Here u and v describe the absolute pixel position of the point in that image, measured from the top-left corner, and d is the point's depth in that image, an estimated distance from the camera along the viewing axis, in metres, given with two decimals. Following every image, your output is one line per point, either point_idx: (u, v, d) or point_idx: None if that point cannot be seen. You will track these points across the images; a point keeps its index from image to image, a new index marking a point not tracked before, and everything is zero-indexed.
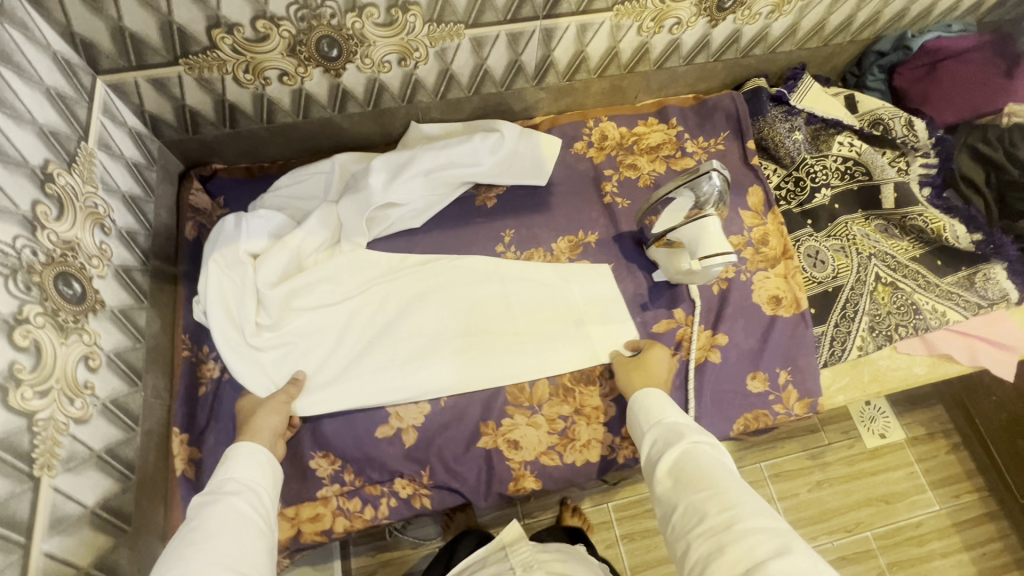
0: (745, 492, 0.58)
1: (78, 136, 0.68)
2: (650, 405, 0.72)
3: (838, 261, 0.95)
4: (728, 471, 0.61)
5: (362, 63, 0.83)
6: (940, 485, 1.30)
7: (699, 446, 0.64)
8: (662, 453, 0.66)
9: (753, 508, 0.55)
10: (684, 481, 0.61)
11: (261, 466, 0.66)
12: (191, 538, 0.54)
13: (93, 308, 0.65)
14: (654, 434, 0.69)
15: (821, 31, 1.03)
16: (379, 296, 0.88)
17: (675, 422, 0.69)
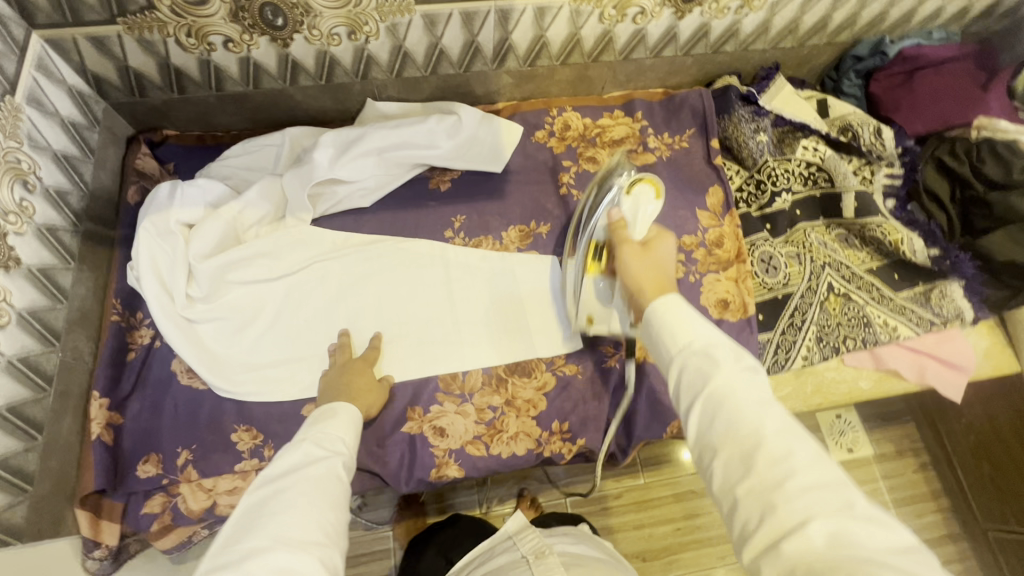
0: (794, 431, 0.46)
1: (2, 89, 0.66)
2: (673, 321, 0.53)
3: (791, 268, 0.92)
4: (773, 404, 0.47)
5: (310, 34, 0.81)
6: (902, 503, 1.28)
7: (738, 375, 0.48)
8: (690, 391, 0.50)
9: (807, 457, 0.44)
10: (720, 426, 0.47)
11: (349, 426, 0.64)
12: (306, 492, 0.52)
13: (5, 264, 0.64)
14: (680, 365, 0.51)
15: (796, 31, 1.00)
16: (318, 275, 0.88)
17: (704, 347, 0.51)
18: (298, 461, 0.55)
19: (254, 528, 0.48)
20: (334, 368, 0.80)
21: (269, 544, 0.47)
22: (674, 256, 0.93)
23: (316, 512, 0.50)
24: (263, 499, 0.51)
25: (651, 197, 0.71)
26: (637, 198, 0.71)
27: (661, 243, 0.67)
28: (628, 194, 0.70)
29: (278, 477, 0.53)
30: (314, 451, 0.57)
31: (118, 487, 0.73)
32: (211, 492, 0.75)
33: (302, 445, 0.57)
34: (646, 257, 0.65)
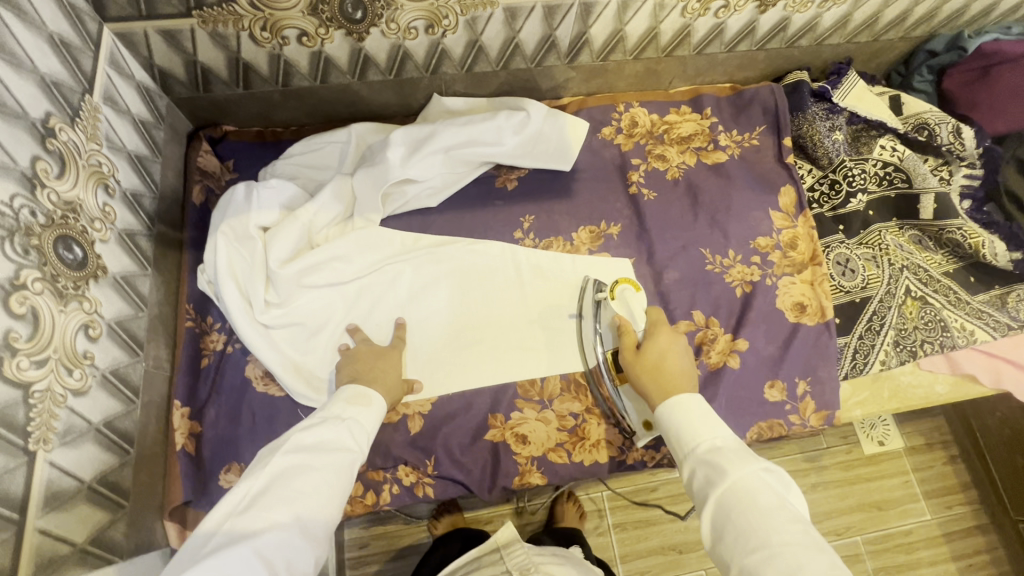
0: (809, 543, 0.46)
1: (82, 88, 0.63)
2: (685, 423, 0.58)
3: (869, 271, 0.91)
4: (786, 510, 0.49)
5: (387, 28, 0.78)
6: (933, 495, 1.24)
7: (747, 477, 0.51)
8: (701, 494, 0.53)
9: (818, 570, 0.44)
10: (730, 533, 0.49)
11: (378, 419, 0.64)
12: (330, 484, 0.53)
13: (94, 274, 0.61)
14: (692, 467, 0.55)
15: (873, 26, 0.97)
16: (391, 276, 0.85)
17: (713, 449, 0.55)
18: (330, 440, 0.56)
19: (276, 499, 0.49)
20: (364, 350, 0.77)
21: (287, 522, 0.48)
22: (749, 258, 0.91)
23: (328, 504, 0.52)
24: (286, 471, 0.51)
25: (635, 292, 0.80)
26: (624, 298, 0.80)
27: (657, 335, 0.72)
28: (613, 299, 0.80)
29: (307, 452, 0.54)
30: (347, 436, 0.58)
31: (202, 497, 0.72)
32: None
33: (336, 425, 0.58)
34: (648, 360, 0.69)
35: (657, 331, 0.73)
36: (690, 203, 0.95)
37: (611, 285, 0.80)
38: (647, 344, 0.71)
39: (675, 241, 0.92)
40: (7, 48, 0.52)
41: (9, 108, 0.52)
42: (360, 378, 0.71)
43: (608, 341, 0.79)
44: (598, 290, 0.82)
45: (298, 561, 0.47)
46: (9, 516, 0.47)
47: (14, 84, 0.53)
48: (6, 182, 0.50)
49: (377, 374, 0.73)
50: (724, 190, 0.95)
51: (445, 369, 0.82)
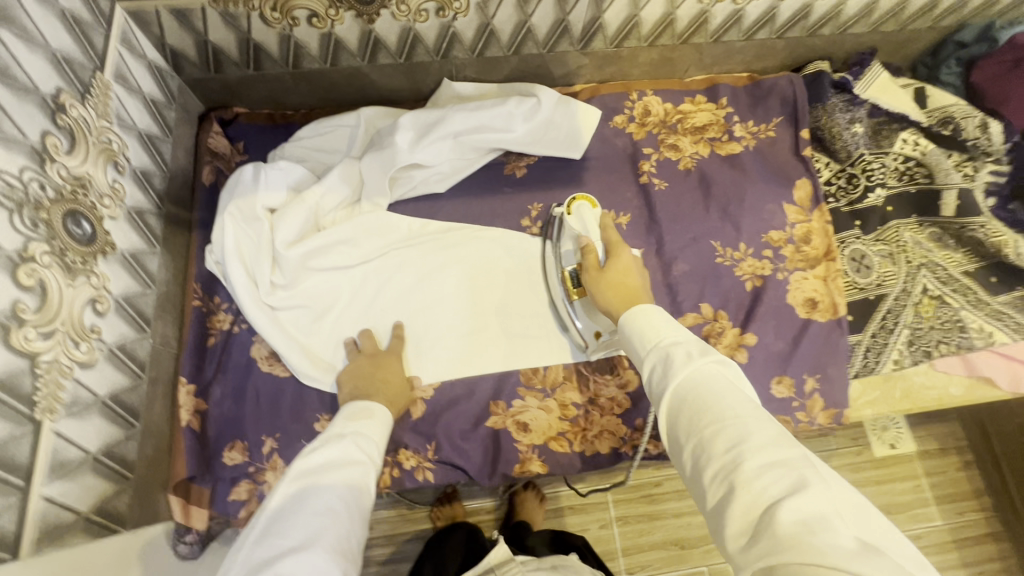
0: (760, 415, 0.43)
1: (93, 65, 0.64)
2: (643, 328, 0.54)
3: (884, 268, 0.89)
4: (739, 391, 0.45)
5: (397, 10, 0.77)
6: (944, 501, 1.21)
7: (702, 366, 0.47)
8: (658, 385, 0.49)
9: (767, 437, 0.41)
10: (686, 417, 0.45)
11: (382, 434, 0.63)
12: (346, 498, 0.51)
13: (103, 250, 0.62)
14: (651, 360, 0.51)
15: (900, 14, 0.94)
16: (397, 261, 0.86)
17: (671, 344, 0.51)
18: (339, 456, 0.54)
19: (293, 524, 0.46)
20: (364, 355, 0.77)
21: (309, 539, 0.46)
22: (760, 252, 0.90)
23: (348, 522, 0.49)
24: (296, 497, 0.49)
25: (592, 209, 0.79)
26: (580, 214, 0.78)
27: (619, 252, 0.73)
28: (570, 215, 0.79)
29: (314, 476, 0.51)
30: (356, 449, 0.56)
31: (206, 473, 0.73)
32: None
33: (342, 442, 0.56)
34: (608, 277, 0.69)
35: (617, 249, 0.73)
36: (702, 194, 0.93)
37: (568, 202, 0.80)
38: (608, 261, 0.71)
39: (685, 233, 0.91)
40: (18, 22, 0.53)
41: (20, 83, 0.52)
42: (360, 393, 0.70)
43: (568, 260, 0.79)
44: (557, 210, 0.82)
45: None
46: (15, 483, 0.48)
47: (25, 58, 0.53)
48: (15, 155, 0.51)
49: (380, 385, 0.73)
50: (738, 182, 0.93)
51: (449, 355, 0.82)
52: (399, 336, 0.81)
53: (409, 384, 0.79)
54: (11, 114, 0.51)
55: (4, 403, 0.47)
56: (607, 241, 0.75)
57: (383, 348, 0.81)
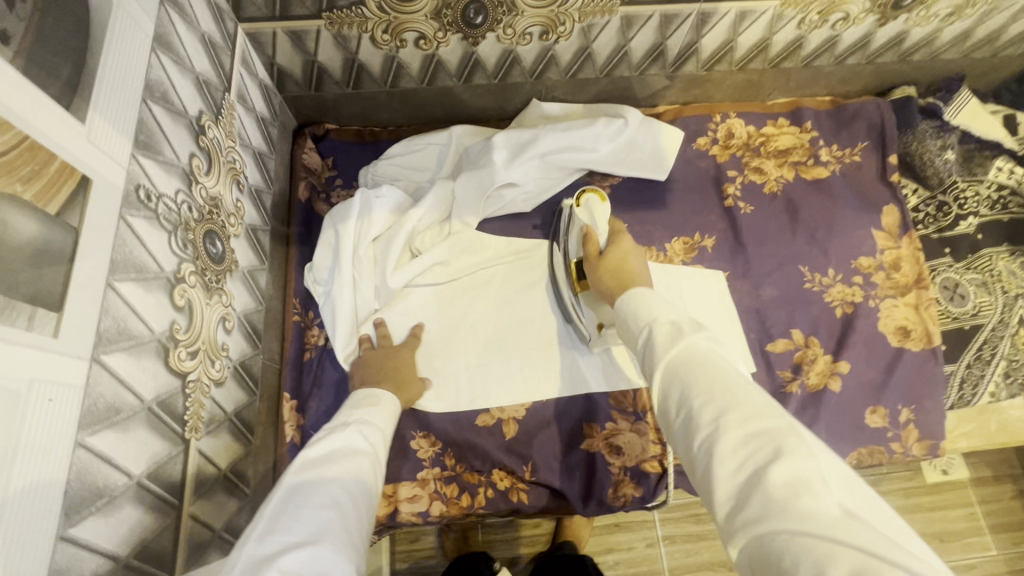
0: (742, 382, 0.43)
1: (223, 86, 0.65)
2: (637, 304, 0.54)
3: (980, 298, 0.87)
4: (729, 365, 0.45)
5: (503, 33, 0.78)
6: (1000, 530, 1.14)
7: (693, 341, 0.47)
8: (651, 363, 0.49)
9: (751, 409, 0.41)
10: (676, 391, 0.45)
11: (390, 424, 0.60)
12: (352, 490, 0.48)
13: (230, 268, 0.63)
14: (646, 336, 0.51)
15: (993, 41, 0.94)
16: (486, 279, 0.86)
17: (667, 322, 0.50)
18: (341, 448, 0.51)
19: (296, 518, 0.43)
20: (374, 352, 0.75)
21: (315, 535, 0.42)
22: (850, 278, 0.89)
23: (353, 512, 0.46)
24: (301, 488, 0.46)
25: (600, 202, 0.80)
26: (589, 207, 0.80)
27: (620, 241, 0.73)
28: (579, 207, 0.81)
29: (318, 465, 0.49)
30: (358, 441, 0.53)
31: None
32: (392, 498, 0.77)
33: (345, 431, 0.53)
34: (611, 266, 0.69)
35: (620, 238, 0.73)
36: (789, 219, 0.92)
37: (579, 194, 0.82)
38: (610, 248, 0.71)
39: (773, 257, 0.90)
40: (173, 48, 0.54)
41: (175, 106, 0.54)
42: (368, 382, 0.69)
43: (573, 251, 0.80)
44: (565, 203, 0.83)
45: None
46: (172, 502, 0.48)
47: (178, 82, 0.55)
48: (171, 178, 0.52)
49: (388, 373, 0.71)
50: (827, 207, 0.92)
51: (533, 375, 0.81)
52: (413, 336, 0.79)
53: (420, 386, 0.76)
54: (169, 137, 0.52)
55: (165, 424, 0.48)
56: (610, 231, 0.76)
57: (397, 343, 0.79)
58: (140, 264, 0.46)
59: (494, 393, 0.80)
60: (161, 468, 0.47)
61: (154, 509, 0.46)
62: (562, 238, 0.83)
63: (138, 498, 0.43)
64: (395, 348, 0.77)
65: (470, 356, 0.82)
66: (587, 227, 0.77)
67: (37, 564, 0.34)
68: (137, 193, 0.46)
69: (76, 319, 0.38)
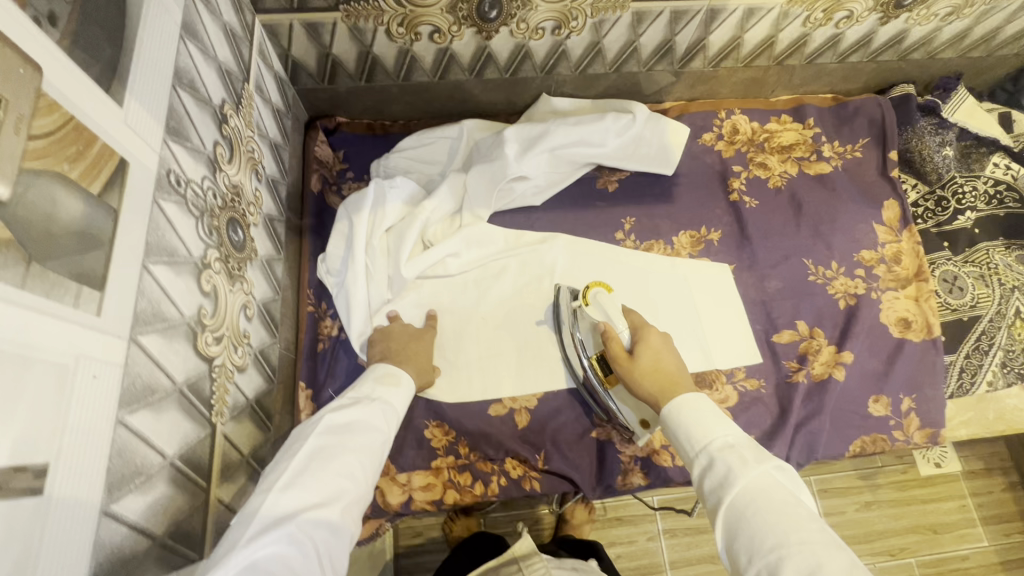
0: (823, 537, 0.43)
1: (243, 76, 0.65)
2: (691, 421, 0.55)
3: (979, 290, 0.90)
4: (799, 505, 0.46)
5: (516, 28, 0.80)
6: (991, 521, 1.16)
7: (758, 476, 0.48)
8: (714, 499, 0.49)
9: (838, 568, 0.41)
10: (747, 536, 0.45)
11: (408, 402, 0.62)
12: (366, 463, 0.51)
13: (250, 256, 0.63)
14: (704, 461, 0.52)
15: (990, 41, 0.97)
16: (497, 270, 0.87)
17: (724, 447, 0.52)
18: (362, 419, 0.54)
19: (315, 479, 0.47)
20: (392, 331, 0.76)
21: (327, 500, 0.46)
22: (853, 271, 0.91)
23: (363, 485, 0.50)
24: (322, 451, 0.49)
25: (608, 294, 0.77)
26: (598, 302, 0.77)
27: (645, 336, 0.72)
28: (588, 304, 0.77)
29: (342, 431, 0.51)
30: (379, 416, 0.55)
31: None
32: (406, 486, 0.77)
33: (369, 406, 0.56)
34: (646, 370, 0.67)
35: (646, 335, 0.72)
36: (793, 213, 0.94)
37: (583, 291, 0.78)
38: (639, 351, 0.70)
39: (778, 250, 0.92)
40: (198, 36, 0.55)
41: (200, 93, 0.54)
42: (391, 358, 0.71)
43: (591, 346, 0.77)
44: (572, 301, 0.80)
45: (336, 542, 0.45)
46: (200, 483, 0.49)
47: (203, 70, 0.55)
48: (198, 164, 0.52)
49: (408, 353, 0.73)
50: (830, 201, 0.94)
51: (544, 365, 0.82)
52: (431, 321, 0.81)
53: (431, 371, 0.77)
54: (195, 123, 0.52)
55: (195, 407, 0.48)
56: (631, 326, 0.74)
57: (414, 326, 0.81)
58: (171, 248, 0.46)
59: (505, 384, 0.81)
60: (191, 450, 0.47)
61: (185, 489, 0.46)
62: (567, 330, 0.80)
63: (171, 478, 0.44)
64: (411, 330, 0.78)
65: (481, 346, 0.83)
66: (604, 323, 0.74)
67: (83, 536, 0.34)
68: (168, 178, 0.47)
69: (115, 298, 0.38)
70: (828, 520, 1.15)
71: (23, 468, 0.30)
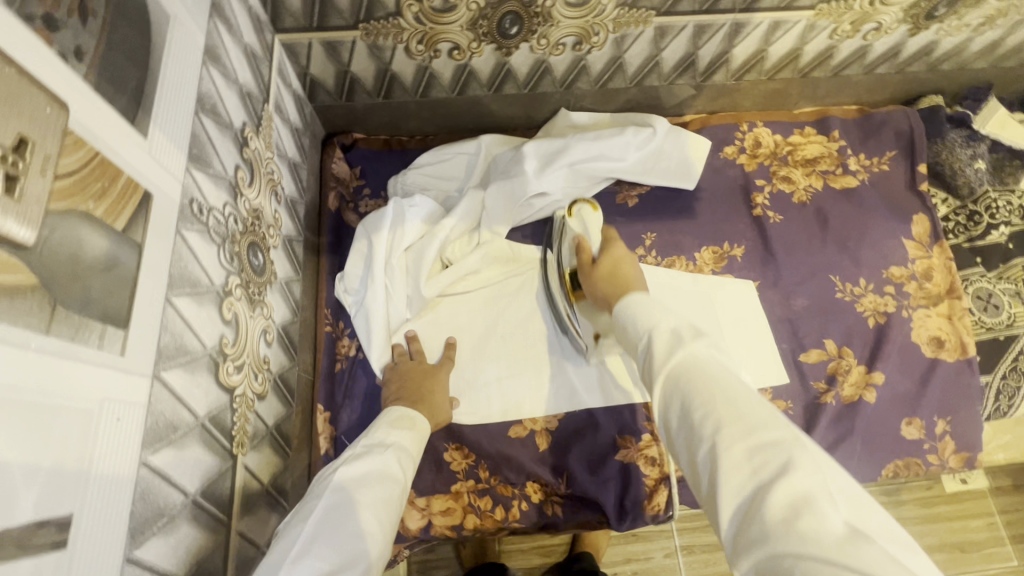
0: (746, 395, 0.41)
1: (263, 97, 0.65)
2: (635, 310, 0.53)
3: (1015, 307, 0.87)
4: (728, 372, 0.43)
5: (537, 43, 0.78)
6: (1021, 540, 1.11)
7: (694, 351, 0.45)
8: (650, 373, 0.47)
9: (755, 425, 0.39)
10: (677, 403, 0.43)
11: (421, 445, 0.60)
12: (383, 516, 0.48)
13: (270, 279, 0.62)
14: (646, 341, 0.49)
15: (1022, 50, 0.94)
16: (516, 288, 0.85)
17: (666, 329, 0.48)
18: (376, 470, 0.51)
19: (331, 541, 0.44)
20: (406, 367, 0.75)
21: (346, 562, 0.43)
22: (882, 288, 0.88)
23: (383, 540, 0.47)
24: (337, 509, 0.47)
25: (593, 210, 0.82)
26: (581, 216, 0.81)
27: (611, 246, 0.72)
28: (572, 217, 0.81)
29: (354, 485, 0.49)
30: (393, 463, 0.53)
31: None
32: (426, 511, 0.76)
33: (382, 454, 0.53)
34: (602, 274, 0.68)
35: (611, 244, 0.73)
36: (819, 228, 0.92)
37: (571, 205, 0.83)
38: (603, 257, 0.71)
39: (803, 267, 0.90)
40: (221, 59, 0.54)
41: (222, 118, 0.53)
42: (405, 401, 0.68)
43: (565, 261, 0.79)
44: (558, 215, 0.85)
45: None
46: (221, 519, 0.47)
47: (225, 94, 0.54)
48: (220, 190, 0.51)
49: (421, 394, 0.70)
50: (857, 216, 0.92)
51: (564, 385, 0.80)
52: (447, 357, 0.78)
53: (448, 405, 0.76)
54: (217, 149, 0.52)
55: (216, 441, 0.47)
56: (603, 239, 0.76)
57: (431, 363, 0.78)
58: (193, 278, 0.45)
59: (524, 403, 0.79)
60: (212, 486, 0.46)
61: (206, 526, 0.45)
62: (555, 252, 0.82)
63: (193, 517, 0.43)
64: (427, 365, 0.76)
65: (500, 365, 0.81)
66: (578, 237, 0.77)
67: None
68: (191, 207, 0.46)
69: (139, 337, 0.37)
70: None
71: (48, 523, 0.29)
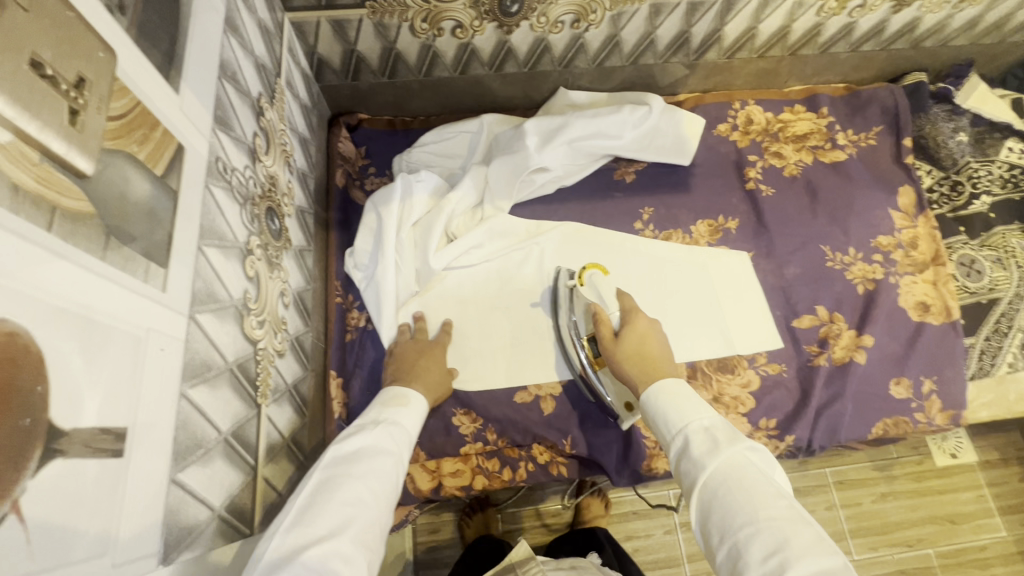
0: (789, 513, 0.44)
1: (275, 72, 0.67)
2: (669, 403, 0.56)
3: (997, 273, 0.90)
4: (769, 483, 0.47)
5: (537, 21, 0.81)
6: (1010, 511, 1.14)
7: (733, 455, 0.49)
8: (690, 477, 0.50)
9: (804, 544, 0.41)
10: (720, 515, 0.46)
11: (417, 423, 0.61)
12: (376, 489, 0.49)
13: (285, 245, 0.65)
14: (680, 443, 0.53)
15: (1000, 27, 0.98)
16: (519, 261, 0.88)
17: (701, 430, 0.52)
18: (369, 446, 0.52)
19: (322, 512, 0.45)
20: (410, 344, 0.77)
21: (336, 531, 0.44)
22: (870, 256, 0.92)
23: (376, 509, 0.47)
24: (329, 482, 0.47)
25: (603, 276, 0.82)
26: (593, 285, 0.81)
27: (634, 320, 0.72)
28: (583, 285, 0.81)
29: (348, 461, 0.50)
30: (387, 440, 0.54)
31: None
32: (436, 473, 0.79)
33: (374, 429, 0.54)
34: (629, 350, 0.67)
35: (633, 317, 0.72)
36: (810, 201, 0.95)
37: (579, 272, 0.82)
38: (625, 330, 0.70)
39: (796, 237, 0.93)
40: (239, 30, 0.57)
41: (241, 85, 0.56)
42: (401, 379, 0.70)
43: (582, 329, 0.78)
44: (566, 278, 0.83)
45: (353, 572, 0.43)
46: (249, 461, 0.50)
47: (244, 63, 0.57)
48: (241, 153, 0.54)
49: (422, 371, 0.72)
50: (846, 189, 0.95)
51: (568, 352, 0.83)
52: (445, 332, 0.81)
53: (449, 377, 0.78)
54: (238, 114, 0.54)
55: (244, 388, 0.50)
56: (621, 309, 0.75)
57: (432, 337, 0.81)
58: (221, 232, 0.48)
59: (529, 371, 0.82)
60: (241, 429, 0.49)
61: (237, 465, 0.47)
62: (565, 313, 0.81)
63: (225, 454, 0.45)
64: (429, 343, 0.78)
65: (504, 334, 0.84)
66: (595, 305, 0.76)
67: (155, 502, 0.36)
68: (217, 165, 0.48)
69: (176, 277, 0.40)
70: (845, 511, 1.13)
71: (109, 430, 0.32)
